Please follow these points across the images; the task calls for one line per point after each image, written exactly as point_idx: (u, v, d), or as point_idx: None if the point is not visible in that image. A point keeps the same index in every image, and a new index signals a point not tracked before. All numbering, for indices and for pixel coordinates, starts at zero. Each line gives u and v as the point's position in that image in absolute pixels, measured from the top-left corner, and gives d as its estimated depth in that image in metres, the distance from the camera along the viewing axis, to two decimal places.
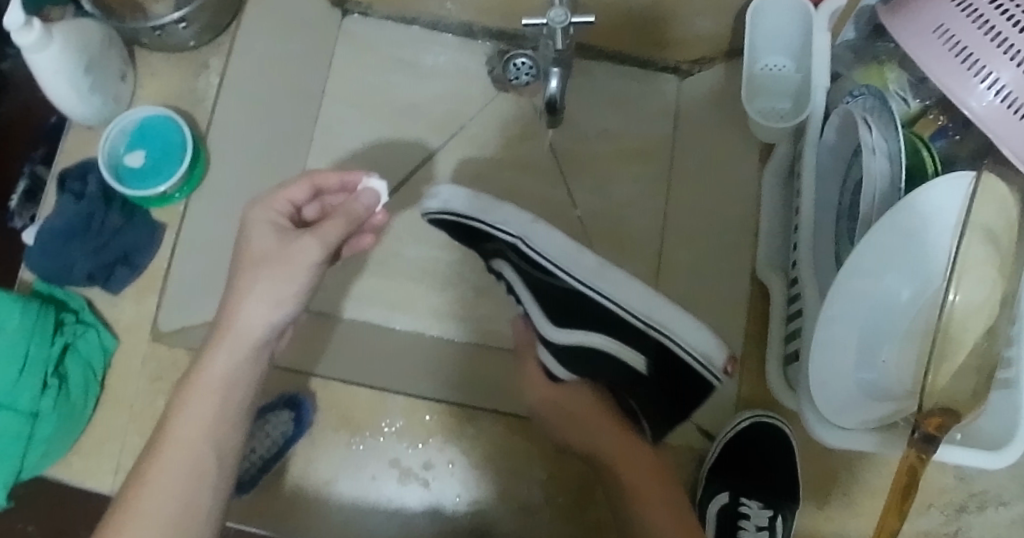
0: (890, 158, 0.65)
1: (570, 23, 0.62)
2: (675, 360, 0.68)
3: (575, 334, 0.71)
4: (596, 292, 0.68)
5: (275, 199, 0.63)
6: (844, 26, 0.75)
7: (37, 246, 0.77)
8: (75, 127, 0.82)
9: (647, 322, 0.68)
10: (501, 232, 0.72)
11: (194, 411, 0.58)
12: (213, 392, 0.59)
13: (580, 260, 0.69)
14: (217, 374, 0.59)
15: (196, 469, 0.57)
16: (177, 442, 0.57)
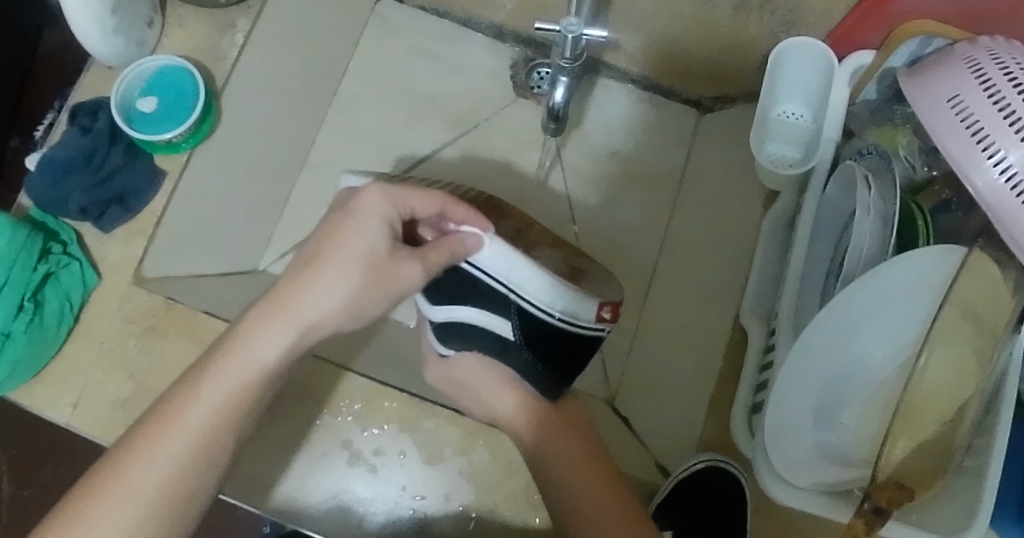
0: (884, 220, 0.66)
1: (581, 33, 0.65)
2: (538, 323, 0.67)
3: (450, 312, 0.70)
4: (466, 261, 0.65)
5: (400, 200, 0.59)
6: (866, 86, 0.75)
7: (37, 173, 0.79)
8: (96, 65, 0.84)
9: (509, 288, 0.65)
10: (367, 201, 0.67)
11: (213, 382, 0.55)
12: (242, 370, 0.55)
13: (453, 229, 0.64)
14: (260, 351, 0.56)
15: (190, 441, 0.54)
16: (189, 412, 0.54)
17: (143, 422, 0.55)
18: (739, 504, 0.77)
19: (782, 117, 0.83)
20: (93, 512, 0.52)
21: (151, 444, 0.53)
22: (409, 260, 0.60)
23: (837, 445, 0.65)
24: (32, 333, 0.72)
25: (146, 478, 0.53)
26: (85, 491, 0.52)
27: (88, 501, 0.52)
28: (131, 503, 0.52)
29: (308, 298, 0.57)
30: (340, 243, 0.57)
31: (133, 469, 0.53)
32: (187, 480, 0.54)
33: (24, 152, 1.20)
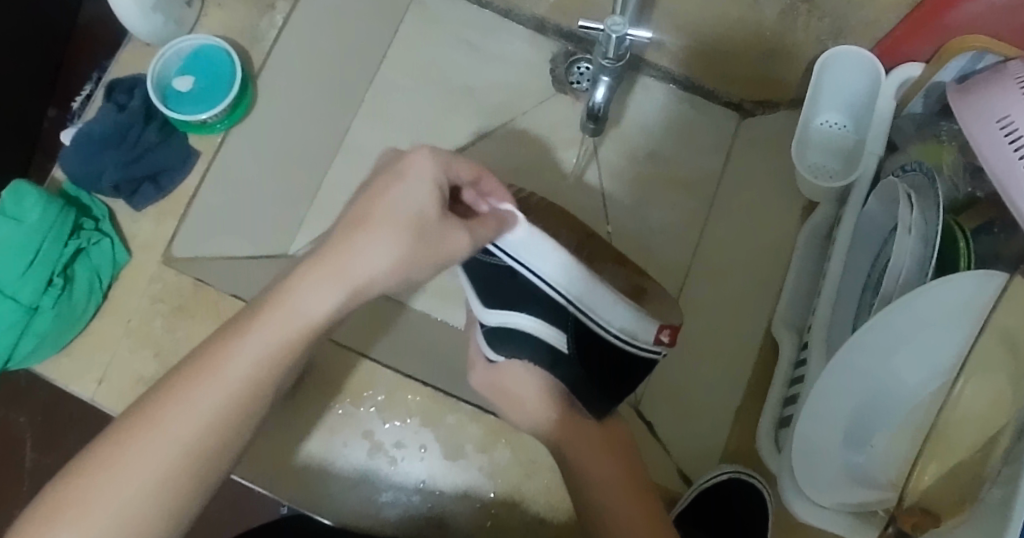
0: (924, 240, 0.65)
1: (625, 33, 0.64)
2: (594, 336, 0.69)
3: (504, 315, 0.74)
4: (527, 268, 0.68)
5: (450, 165, 0.57)
6: (912, 99, 0.73)
7: (72, 147, 0.79)
8: (134, 42, 0.84)
9: (570, 301, 0.68)
10: None
11: (255, 334, 0.53)
12: (286, 324, 0.53)
13: (513, 238, 0.66)
14: (308, 306, 0.53)
15: (235, 388, 0.52)
16: (233, 357, 0.52)
17: (183, 371, 0.52)
18: (762, 520, 0.76)
19: (824, 126, 0.82)
20: (132, 453, 0.50)
21: (196, 390, 0.52)
22: (461, 229, 0.58)
23: (863, 466, 0.64)
24: (61, 307, 0.74)
25: (188, 423, 0.51)
26: (118, 435, 0.51)
27: (127, 443, 0.50)
28: (172, 448, 0.51)
29: (357, 256, 0.54)
30: (380, 203, 0.54)
31: (178, 412, 0.51)
32: (231, 426, 0.52)
33: (61, 122, 1.23)
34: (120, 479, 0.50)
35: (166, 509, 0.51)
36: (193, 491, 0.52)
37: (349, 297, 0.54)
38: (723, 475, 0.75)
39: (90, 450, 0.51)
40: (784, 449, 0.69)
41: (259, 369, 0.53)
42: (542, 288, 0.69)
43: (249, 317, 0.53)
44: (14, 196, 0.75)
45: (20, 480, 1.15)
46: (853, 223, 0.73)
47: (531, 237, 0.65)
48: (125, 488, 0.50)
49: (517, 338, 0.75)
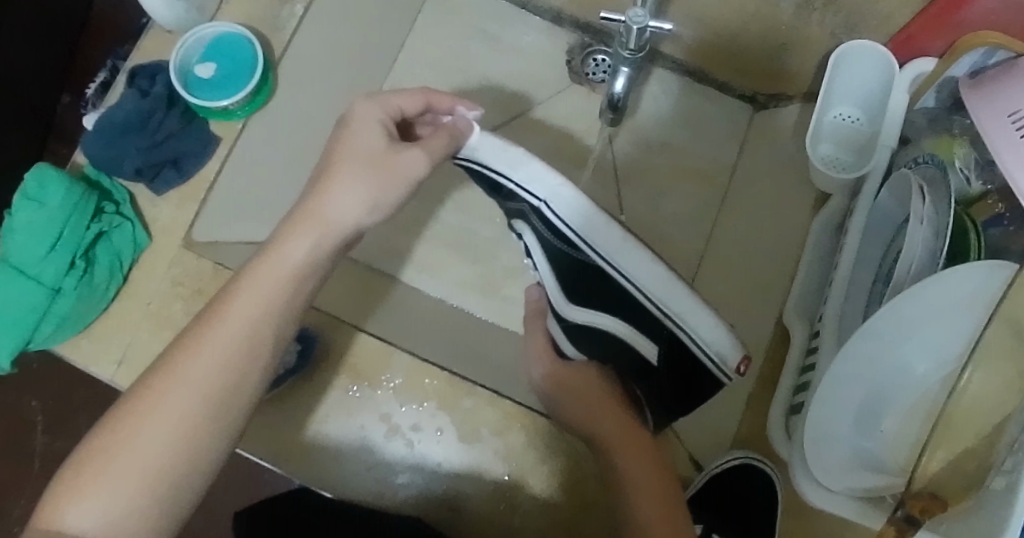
0: (935, 232, 0.66)
1: (646, 24, 0.65)
2: (685, 350, 0.67)
3: (594, 316, 0.73)
4: (617, 271, 0.66)
5: (390, 102, 0.63)
6: (924, 94, 0.75)
7: (94, 132, 0.80)
8: (156, 29, 0.85)
9: (663, 312, 0.66)
10: (525, 193, 0.67)
11: (253, 283, 0.58)
12: (276, 269, 0.58)
13: (606, 236, 0.65)
14: (291, 252, 0.59)
15: (236, 336, 0.57)
16: (228, 309, 0.57)
17: (184, 336, 0.58)
18: (770, 503, 0.79)
19: (837, 119, 0.83)
20: (144, 410, 0.55)
21: (196, 345, 0.56)
22: (414, 152, 0.62)
23: (873, 450, 0.66)
24: (81, 289, 0.75)
25: (194, 378, 0.56)
26: (131, 403, 0.55)
27: (137, 404, 0.55)
28: (183, 400, 0.55)
29: (331, 200, 0.60)
30: (343, 153, 0.61)
31: (181, 368, 0.56)
32: (236, 377, 0.57)
33: (75, 108, 1.24)
34: (138, 432, 0.55)
35: (183, 459, 0.55)
36: (206, 442, 0.56)
37: (324, 235, 0.59)
38: (734, 460, 0.77)
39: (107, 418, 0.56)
40: (794, 437, 0.71)
41: (253, 315, 0.57)
42: (639, 299, 0.67)
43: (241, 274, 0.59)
44: (37, 181, 0.77)
45: (33, 460, 1.17)
46: (865, 216, 0.75)
47: (623, 240, 0.65)
48: (140, 449, 0.54)
49: (605, 339, 0.75)
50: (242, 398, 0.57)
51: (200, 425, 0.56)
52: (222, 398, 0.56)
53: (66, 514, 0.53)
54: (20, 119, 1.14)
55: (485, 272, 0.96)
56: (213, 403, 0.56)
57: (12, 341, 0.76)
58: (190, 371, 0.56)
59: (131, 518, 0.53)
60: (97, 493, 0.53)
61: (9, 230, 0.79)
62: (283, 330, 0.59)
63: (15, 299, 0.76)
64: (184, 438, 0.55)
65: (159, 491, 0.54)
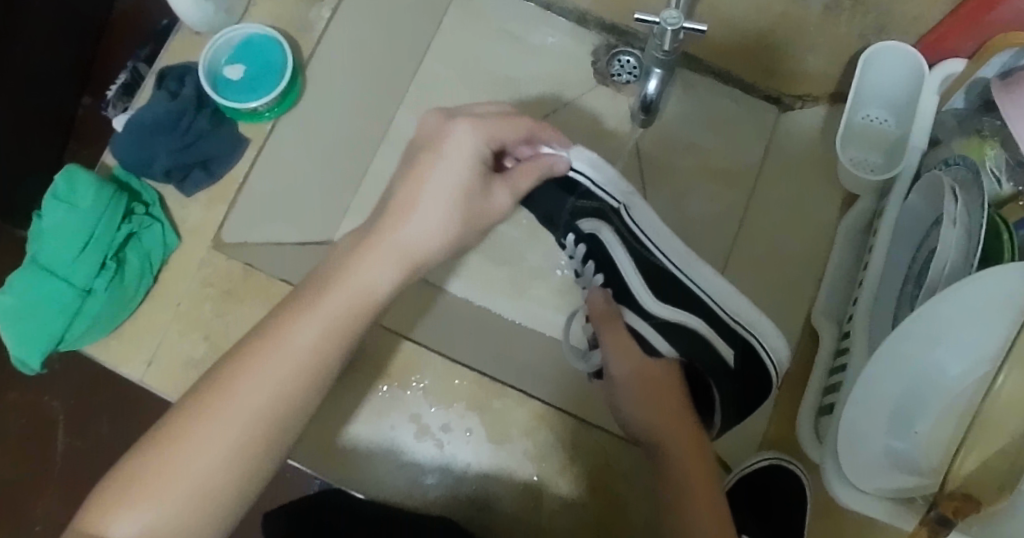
0: (968, 234, 0.66)
1: (680, 26, 0.65)
2: (751, 349, 0.75)
3: (672, 314, 0.77)
4: (687, 277, 0.77)
5: (493, 133, 0.63)
6: (954, 95, 0.74)
7: (125, 133, 0.81)
8: (184, 31, 0.85)
9: (733, 318, 0.76)
10: (606, 194, 0.76)
11: (324, 306, 0.57)
12: (347, 295, 0.58)
13: (675, 247, 0.78)
14: (359, 281, 0.58)
15: (296, 360, 0.56)
16: (293, 332, 0.57)
17: (242, 352, 0.57)
18: (800, 505, 0.78)
19: (865, 121, 0.84)
20: (200, 426, 0.55)
21: (254, 365, 0.56)
22: (502, 189, 0.66)
23: (905, 451, 0.66)
24: (111, 290, 0.75)
25: (250, 398, 0.55)
26: (186, 416, 0.55)
27: (193, 417, 0.55)
28: (240, 419, 0.55)
29: (405, 226, 0.60)
30: (423, 186, 0.61)
31: (238, 388, 0.55)
32: (292, 401, 0.56)
33: (96, 110, 1.25)
34: (192, 446, 0.54)
35: (236, 477, 0.55)
36: (258, 463, 0.56)
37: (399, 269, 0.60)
38: (763, 461, 0.78)
39: (159, 429, 0.56)
40: (825, 440, 0.71)
41: (316, 343, 0.57)
42: (707, 301, 0.77)
43: (304, 298, 0.58)
44: (68, 182, 0.77)
45: (54, 461, 1.17)
46: (894, 217, 0.75)
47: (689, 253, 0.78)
48: (191, 468, 0.54)
49: (680, 342, 0.78)
50: (294, 426, 0.57)
51: (252, 452, 0.55)
52: (278, 421, 0.56)
53: (114, 524, 0.53)
54: (40, 120, 1.14)
55: (509, 273, 0.96)
56: (266, 428, 0.56)
57: (43, 342, 0.76)
58: (247, 391, 0.55)
59: (176, 537, 0.54)
60: (146, 507, 0.53)
61: (39, 230, 0.79)
62: (342, 359, 0.58)
63: (45, 300, 0.77)
64: (235, 460, 0.55)
65: (207, 507, 0.54)
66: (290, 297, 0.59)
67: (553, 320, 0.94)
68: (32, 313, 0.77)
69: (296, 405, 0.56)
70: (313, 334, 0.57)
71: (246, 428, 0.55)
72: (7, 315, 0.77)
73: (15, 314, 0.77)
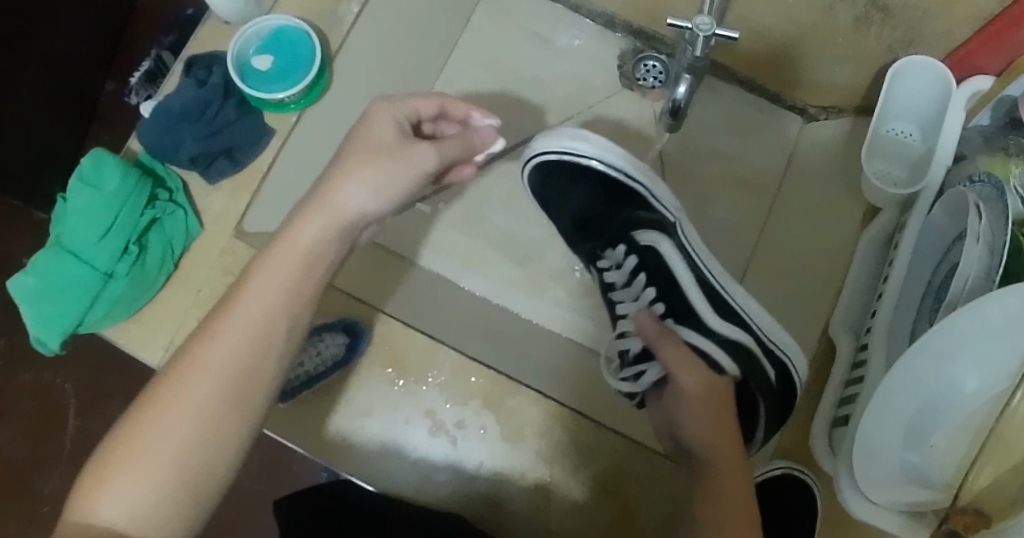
0: (991, 249, 0.65)
1: (712, 33, 0.65)
2: (785, 377, 0.76)
3: (725, 328, 0.78)
4: (725, 291, 0.82)
5: (405, 105, 0.64)
6: (980, 112, 0.74)
7: (152, 120, 0.81)
8: (214, 20, 0.85)
9: (771, 341, 0.77)
10: (661, 207, 0.84)
11: (266, 266, 0.57)
12: (292, 254, 0.58)
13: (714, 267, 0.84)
14: (290, 247, 0.58)
15: (251, 321, 0.56)
16: (247, 290, 0.57)
17: (201, 324, 0.57)
18: (813, 513, 0.78)
19: (891, 134, 0.84)
20: (169, 399, 0.54)
21: (214, 331, 0.55)
22: None
23: (919, 464, 0.66)
24: (133, 275, 0.76)
25: (214, 356, 0.55)
26: (155, 388, 0.55)
27: (165, 388, 0.54)
28: (205, 386, 0.54)
29: (347, 190, 0.60)
30: (368, 141, 0.62)
31: (203, 358, 0.55)
32: (248, 365, 0.55)
33: (119, 96, 1.25)
34: (161, 416, 0.54)
35: (213, 439, 0.54)
36: (231, 427, 0.55)
37: (330, 230, 0.59)
38: (774, 469, 0.79)
39: (124, 416, 0.55)
40: (839, 452, 0.72)
41: (280, 299, 0.57)
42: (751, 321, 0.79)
43: (253, 262, 0.58)
44: (93, 165, 0.78)
45: (63, 444, 1.18)
46: (916, 231, 0.75)
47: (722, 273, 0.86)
48: (166, 439, 0.53)
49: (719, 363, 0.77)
50: (262, 392, 0.56)
51: (220, 415, 0.54)
52: (244, 383, 0.55)
53: (95, 507, 0.52)
54: (62, 104, 1.15)
55: (527, 272, 0.97)
56: (233, 395, 0.55)
57: (63, 324, 0.77)
58: (210, 356, 0.55)
59: (153, 515, 0.52)
60: (124, 483, 0.52)
61: (63, 214, 0.79)
62: (299, 305, 0.58)
63: (67, 282, 0.77)
64: (205, 427, 0.54)
65: (182, 478, 0.53)
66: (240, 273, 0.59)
67: (571, 322, 0.94)
68: (52, 295, 0.77)
69: (255, 367, 0.56)
70: (268, 296, 0.57)
71: (211, 394, 0.54)
72: (26, 295, 0.78)
73: (35, 295, 0.78)
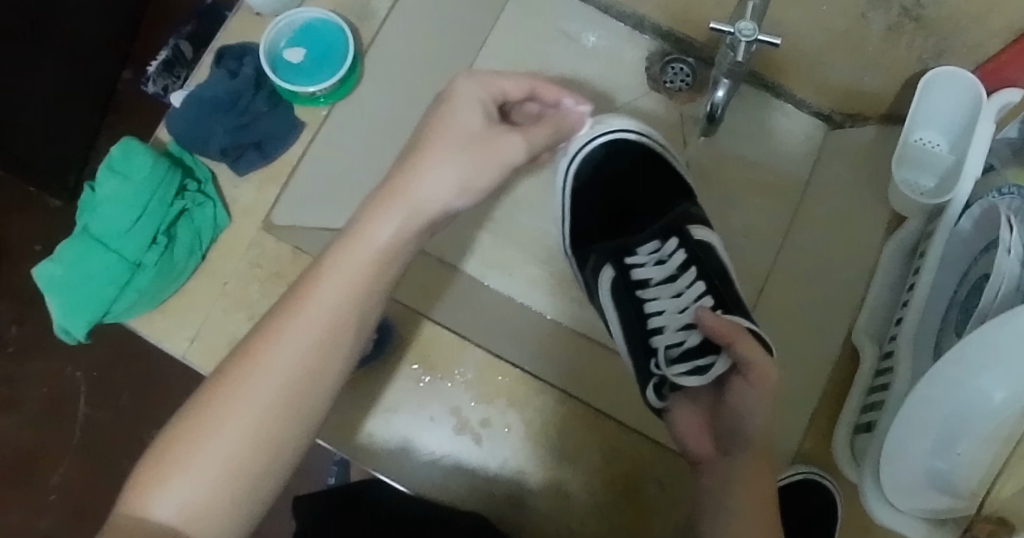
0: (1023, 261, 0.65)
1: (754, 39, 0.66)
2: None
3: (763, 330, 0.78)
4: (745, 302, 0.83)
5: (493, 84, 0.63)
6: (1009, 123, 0.74)
7: (183, 109, 0.81)
8: (245, 11, 0.85)
9: None
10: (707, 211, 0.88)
11: (332, 271, 0.57)
12: (357, 258, 0.57)
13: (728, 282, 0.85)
14: (349, 261, 0.57)
15: (314, 328, 0.56)
16: (300, 309, 0.57)
17: (252, 340, 0.57)
18: (834, 514, 0.79)
19: (918, 143, 0.85)
20: (231, 399, 0.55)
21: (276, 334, 0.56)
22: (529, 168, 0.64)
23: (945, 473, 0.67)
24: (161, 265, 0.76)
25: (272, 373, 0.55)
26: (217, 387, 0.56)
27: (225, 387, 0.55)
28: (266, 390, 0.55)
29: (417, 184, 0.59)
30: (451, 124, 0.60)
31: (262, 360, 0.56)
32: (308, 372, 0.56)
33: (136, 85, 1.24)
34: (213, 436, 0.54)
35: (260, 460, 0.55)
36: (288, 431, 0.56)
37: (394, 233, 0.58)
38: (795, 475, 0.79)
39: (186, 410, 0.56)
40: (864, 458, 0.72)
41: (340, 305, 0.57)
42: None
43: (307, 278, 0.58)
44: (123, 155, 0.77)
45: (73, 433, 1.17)
46: (944, 240, 0.76)
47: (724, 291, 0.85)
48: (224, 439, 0.54)
49: None
50: (319, 399, 0.57)
51: (279, 420, 0.56)
52: (304, 391, 0.56)
53: (154, 501, 0.54)
54: (80, 92, 1.14)
55: (549, 272, 0.97)
56: (291, 401, 0.56)
57: (90, 314, 0.77)
58: (271, 357, 0.56)
59: (209, 512, 0.54)
60: (185, 480, 0.54)
61: (91, 203, 0.79)
62: (364, 314, 0.58)
63: (94, 272, 0.77)
64: (261, 430, 0.55)
65: (238, 480, 0.55)
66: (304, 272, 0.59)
67: (593, 322, 0.94)
68: (79, 285, 0.77)
69: (315, 373, 0.56)
70: (329, 302, 0.57)
71: (270, 399, 0.55)
72: (52, 284, 0.78)
73: (61, 284, 0.78)
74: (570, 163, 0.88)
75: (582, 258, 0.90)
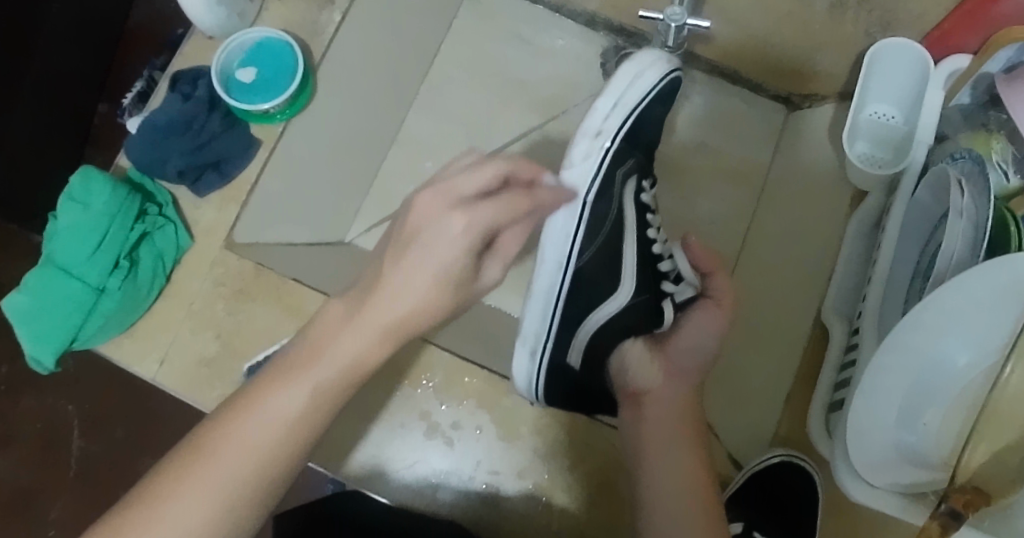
0: (976, 224, 0.65)
1: (685, 22, 0.70)
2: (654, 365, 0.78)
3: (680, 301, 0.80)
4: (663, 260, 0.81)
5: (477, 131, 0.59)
6: (959, 91, 0.74)
7: (138, 136, 0.81)
8: (198, 36, 0.87)
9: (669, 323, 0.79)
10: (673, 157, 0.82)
11: (339, 346, 0.53)
12: (354, 342, 0.53)
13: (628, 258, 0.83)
14: (353, 339, 0.53)
15: (288, 417, 0.52)
16: (291, 377, 0.52)
17: (215, 418, 0.52)
18: (811, 500, 0.79)
19: (874, 117, 0.84)
20: (180, 489, 0.50)
21: (242, 420, 0.51)
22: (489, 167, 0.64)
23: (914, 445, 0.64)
24: (125, 288, 0.76)
25: (230, 460, 0.50)
26: (165, 470, 0.50)
27: (178, 471, 0.50)
28: (217, 481, 0.50)
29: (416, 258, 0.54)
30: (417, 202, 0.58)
31: (224, 446, 0.50)
32: (271, 465, 0.51)
33: (112, 118, 1.27)
34: (162, 523, 0.49)
35: None
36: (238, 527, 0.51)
37: (411, 308, 0.54)
38: (774, 458, 0.79)
39: (129, 493, 0.51)
40: (835, 436, 0.70)
41: (312, 397, 0.52)
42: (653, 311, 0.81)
43: (286, 358, 0.53)
44: (82, 182, 0.78)
45: (69, 466, 1.18)
46: (902, 211, 0.75)
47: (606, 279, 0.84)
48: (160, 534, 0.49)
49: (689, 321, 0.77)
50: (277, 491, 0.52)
51: (231, 514, 0.50)
52: (263, 486, 0.51)
53: None
54: (56, 129, 1.16)
55: (518, 270, 0.97)
56: (243, 497, 0.51)
57: (58, 341, 0.78)
58: (228, 447, 0.50)
59: None
60: None
61: (53, 232, 0.80)
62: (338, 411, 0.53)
63: (59, 300, 0.78)
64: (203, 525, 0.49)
65: None
66: (289, 342, 0.55)
67: None
68: (46, 314, 0.78)
69: (274, 463, 0.51)
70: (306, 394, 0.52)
71: (219, 488, 0.50)
72: (19, 314, 0.79)
73: (29, 314, 0.79)
74: (661, 82, 0.74)
75: (618, 156, 0.71)
